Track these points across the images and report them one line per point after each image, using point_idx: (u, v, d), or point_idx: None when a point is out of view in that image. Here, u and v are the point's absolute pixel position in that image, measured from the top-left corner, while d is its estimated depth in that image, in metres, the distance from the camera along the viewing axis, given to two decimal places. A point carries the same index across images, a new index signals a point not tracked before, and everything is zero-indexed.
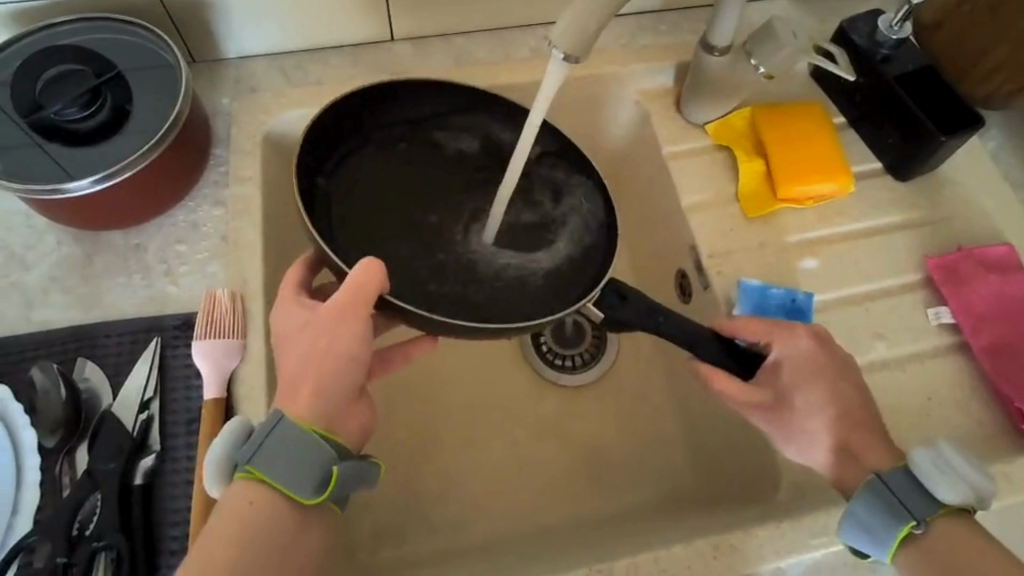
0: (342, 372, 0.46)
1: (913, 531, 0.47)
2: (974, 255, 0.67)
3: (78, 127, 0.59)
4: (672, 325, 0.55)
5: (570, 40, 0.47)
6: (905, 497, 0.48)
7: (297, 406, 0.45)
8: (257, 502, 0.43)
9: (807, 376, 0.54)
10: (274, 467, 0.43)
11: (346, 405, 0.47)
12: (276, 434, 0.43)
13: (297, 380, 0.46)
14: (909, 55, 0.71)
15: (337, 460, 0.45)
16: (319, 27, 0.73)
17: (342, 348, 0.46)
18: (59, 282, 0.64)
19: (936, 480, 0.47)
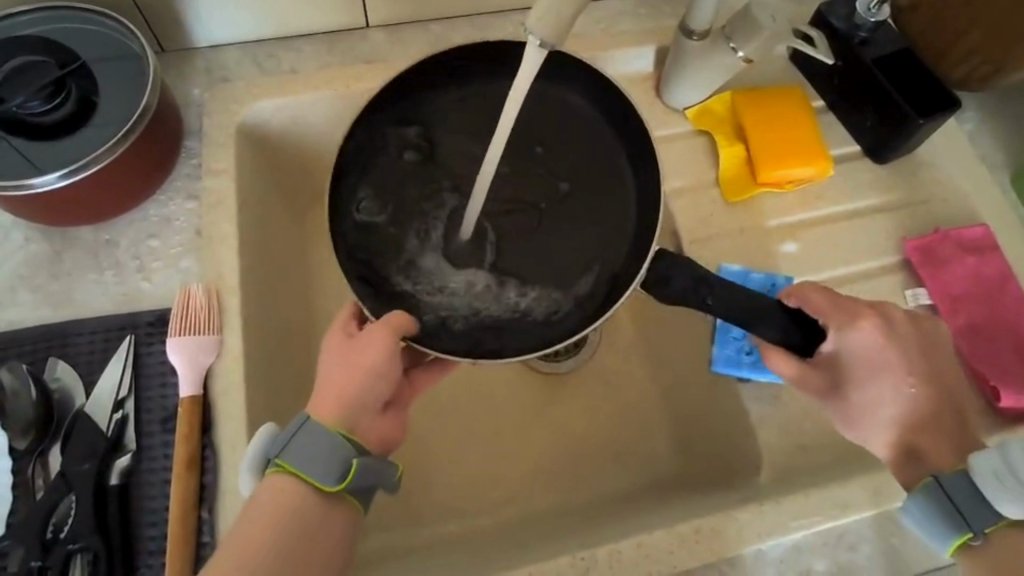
0: (367, 377, 0.48)
1: (970, 542, 0.44)
2: (951, 237, 0.67)
3: (41, 120, 0.57)
4: (722, 304, 0.49)
5: (545, 27, 0.46)
6: (962, 503, 0.44)
7: (324, 412, 0.47)
8: (286, 494, 0.44)
9: (878, 364, 0.51)
10: (303, 461, 0.44)
11: (365, 417, 0.48)
12: (304, 426, 0.45)
13: (326, 388, 0.48)
14: (886, 37, 0.71)
15: (357, 454, 0.45)
16: (291, 15, 0.71)
17: (368, 365, 0.48)
18: (27, 279, 0.62)
19: (1000, 492, 0.42)
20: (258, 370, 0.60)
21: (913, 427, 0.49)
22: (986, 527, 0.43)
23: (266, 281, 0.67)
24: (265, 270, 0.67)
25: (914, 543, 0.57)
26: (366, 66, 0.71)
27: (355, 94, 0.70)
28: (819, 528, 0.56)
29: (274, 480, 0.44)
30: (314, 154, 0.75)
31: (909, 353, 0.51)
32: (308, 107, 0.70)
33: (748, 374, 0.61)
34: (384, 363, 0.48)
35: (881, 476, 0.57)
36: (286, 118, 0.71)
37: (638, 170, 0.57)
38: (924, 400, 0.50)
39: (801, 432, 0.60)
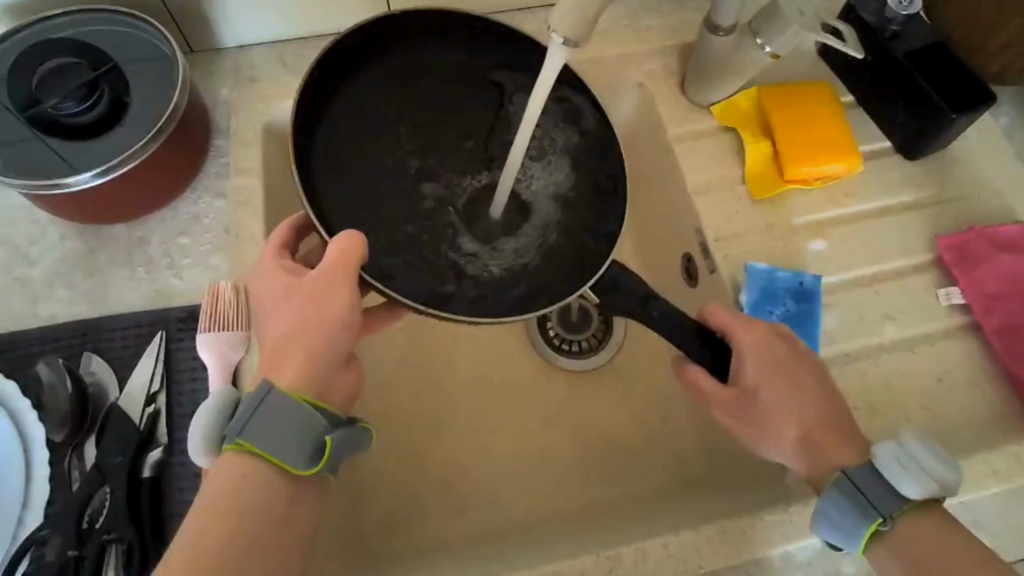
0: (328, 324, 0.48)
1: (880, 529, 0.47)
2: (986, 235, 0.66)
3: (76, 121, 0.58)
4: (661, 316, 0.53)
5: (569, 24, 0.46)
6: (870, 491, 0.47)
7: (286, 376, 0.46)
8: (249, 476, 0.43)
9: (770, 365, 0.52)
10: (265, 440, 0.43)
11: (334, 371, 0.48)
12: (267, 403, 0.44)
13: (286, 344, 0.47)
14: (918, 30, 0.70)
15: (331, 429, 0.45)
16: (317, 15, 0.72)
17: (330, 314, 0.48)
18: (63, 276, 0.64)
19: (898, 474, 0.46)
20: None
21: (822, 415, 0.51)
22: (892, 513, 0.46)
23: None
24: None
25: None
26: None
27: None
28: None
29: (240, 459, 0.44)
30: None
31: (795, 353, 0.53)
32: None
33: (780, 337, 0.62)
34: (348, 310, 0.48)
35: None
36: None
37: (590, 165, 0.62)
38: (817, 396, 0.52)
39: None
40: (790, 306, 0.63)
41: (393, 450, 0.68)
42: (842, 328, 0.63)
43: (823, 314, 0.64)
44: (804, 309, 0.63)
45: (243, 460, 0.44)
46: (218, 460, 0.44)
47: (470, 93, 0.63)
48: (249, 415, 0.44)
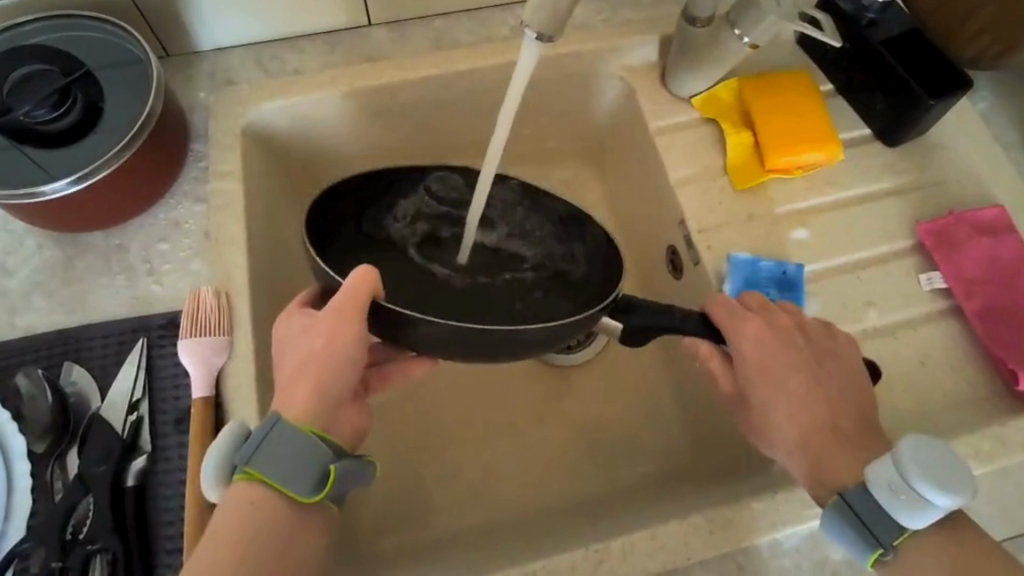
0: (337, 358, 0.47)
1: (883, 557, 0.46)
2: (965, 219, 0.66)
3: (49, 128, 0.57)
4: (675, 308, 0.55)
5: (541, 20, 0.46)
6: (869, 518, 0.46)
7: (293, 409, 0.46)
8: (257, 502, 0.43)
9: (768, 360, 0.52)
10: (272, 469, 0.43)
11: (339, 407, 0.48)
12: (276, 433, 0.44)
13: (295, 383, 0.47)
14: (895, 18, 0.70)
15: (336, 459, 0.45)
16: (293, 15, 0.71)
17: (339, 355, 0.47)
18: (41, 286, 0.63)
19: (896, 504, 0.44)
20: (269, 369, 0.61)
21: (827, 420, 0.50)
22: (894, 541, 0.45)
23: (273, 281, 0.67)
24: (273, 271, 0.68)
25: None
26: (369, 64, 0.71)
27: (358, 92, 0.70)
28: None
29: (247, 489, 0.44)
30: (318, 154, 0.75)
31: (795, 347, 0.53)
32: (312, 108, 0.70)
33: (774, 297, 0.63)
34: (355, 349, 0.48)
35: None
36: (291, 119, 0.71)
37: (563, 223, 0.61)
38: (815, 401, 0.51)
39: None
40: (774, 295, 0.63)
41: (382, 451, 0.68)
42: (826, 315, 0.63)
43: (807, 302, 0.64)
44: (787, 298, 0.63)
45: (254, 487, 0.44)
46: (228, 489, 0.44)
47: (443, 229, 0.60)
48: (256, 445, 0.44)
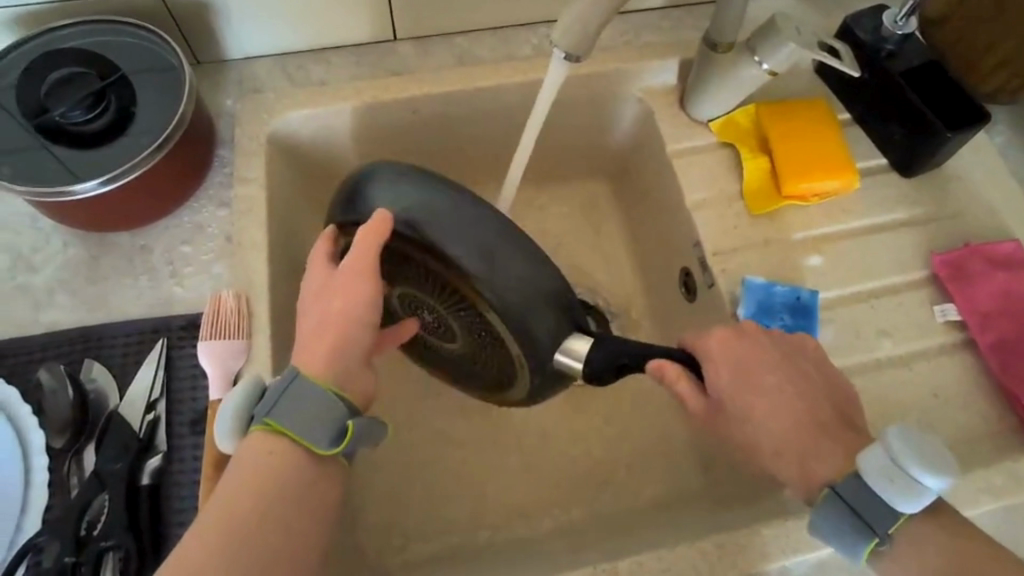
0: (354, 316, 0.49)
1: (879, 546, 0.47)
2: (981, 252, 0.66)
3: (83, 130, 0.59)
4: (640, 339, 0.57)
5: (569, 40, 0.49)
6: (863, 509, 0.47)
7: (312, 364, 0.47)
8: (274, 454, 0.44)
9: (740, 371, 0.54)
10: (292, 420, 0.45)
11: (355, 366, 0.49)
12: (295, 386, 0.45)
13: (312, 343, 0.48)
14: (913, 50, 0.71)
15: (352, 416, 0.47)
16: (322, 28, 0.73)
17: (356, 310, 0.49)
18: (66, 283, 0.64)
19: (890, 492, 0.46)
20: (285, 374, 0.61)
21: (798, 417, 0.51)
22: (889, 530, 0.47)
23: (291, 288, 0.68)
24: (291, 277, 0.69)
25: None
26: (394, 78, 0.72)
27: (383, 105, 0.72)
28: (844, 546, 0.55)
29: (264, 439, 0.45)
30: (340, 164, 0.77)
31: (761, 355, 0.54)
32: (337, 119, 0.72)
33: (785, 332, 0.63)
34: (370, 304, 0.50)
35: None
36: (315, 129, 0.72)
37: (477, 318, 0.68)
38: (788, 398, 0.52)
39: None
40: (787, 320, 0.63)
41: (391, 460, 0.69)
42: (839, 343, 0.64)
43: (820, 328, 0.64)
44: (801, 324, 0.64)
45: (270, 440, 0.45)
46: (244, 439, 0.45)
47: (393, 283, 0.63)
48: (275, 398, 0.45)
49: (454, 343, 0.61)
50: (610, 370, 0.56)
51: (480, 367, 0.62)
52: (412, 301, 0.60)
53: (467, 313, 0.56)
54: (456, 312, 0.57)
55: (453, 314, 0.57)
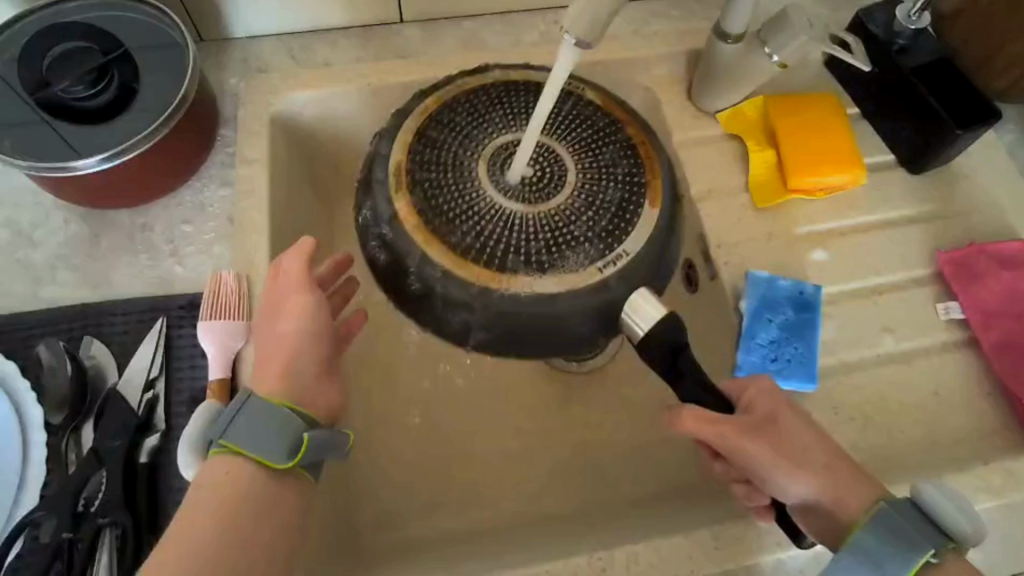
0: (302, 336, 0.51)
1: (930, 561, 0.45)
2: (986, 251, 0.66)
3: (85, 105, 0.58)
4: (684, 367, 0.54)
5: (581, 25, 0.49)
6: (914, 524, 0.46)
7: (266, 386, 0.50)
8: (231, 473, 0.45)
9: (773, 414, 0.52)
10: (245, 438, 0.45)
11: (309, 381, 0.51)
12: (248, 406, 0.46)
13: (263, 368, 0.51)
14: (925, 46, 0.71)
15: (308, 429, 0.47)
16: (327, 8, 0.72)
17: (294, 327, 0.52)
18: (65, 260, 0.64)
19: (946, 507, 0.47)
20: None
21: (829, 455, 0.51)
22: (943, 545, 0.45)
23: None
24: None
25: None
26: (399, 61, 0.72)
27: (388, 88, 0.71)
28: None
29: (221, 460, 0.46)
30: (345, 146, 0.76)
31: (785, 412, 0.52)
32: (341, 100, 0.71)
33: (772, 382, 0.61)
34: (309, 318, 0.52)
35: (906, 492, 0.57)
36: (319, 110, 0.72)
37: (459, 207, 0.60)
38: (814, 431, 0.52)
39: None
40: (789, 315, 0.63)
41: (389, 444, 0.69)
42: (840, 339, 0.63)
43: (822, 324, 0.64)
44: (804, 318, 0.63)
45: (227, 461, 0.46)
46: (205, 462, 0.46)
47: (488, 129, 0.62)
48: (228, 419, 0.46)
49: (529, 200, 0.59)
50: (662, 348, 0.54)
51: (537, 235, 0.58)
52: (519, 151, 0.61)
53: (605, 189, 0.61)
54: (588, 189, 0.60)
55: (577, 183, 0.60)
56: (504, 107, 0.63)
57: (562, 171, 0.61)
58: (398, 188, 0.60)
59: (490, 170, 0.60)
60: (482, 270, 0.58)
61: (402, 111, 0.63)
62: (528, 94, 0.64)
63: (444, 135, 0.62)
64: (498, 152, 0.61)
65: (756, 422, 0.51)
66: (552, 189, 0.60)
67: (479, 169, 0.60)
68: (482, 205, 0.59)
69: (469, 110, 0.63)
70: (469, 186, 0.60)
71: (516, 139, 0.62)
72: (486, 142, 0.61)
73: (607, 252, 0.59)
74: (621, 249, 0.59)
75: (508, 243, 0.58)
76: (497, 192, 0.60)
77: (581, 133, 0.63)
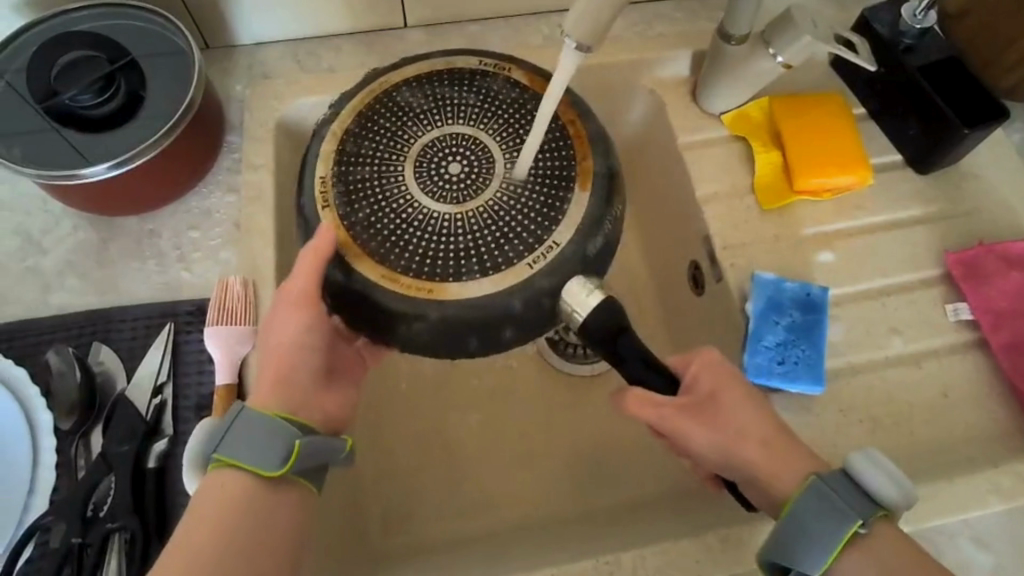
0: (299, 352, 0.51)
1: (861, 532, 0.45)
2: (996, 251, 0.65)
3: (92, 113, 0.59)
4: (623, 348, 0.53)
5: (580, 29, 0.49)
6: (845, 495, 0.46)
7: (262, 398, 0.49)
8: (228, 484, 0.45)
9: (712, 390, 0.52)
10: (240, 449, 0.45)
11: (307, 394, 0.51)
12: (239, 418, 0.46)
13: (261, 380, 0.50)
14: (932, 45, 0.69)
15: (302, 435, 0.47)
16: (332, 14, 0.73)
17: (291, 339, 0.51)
18: (74, 266, 0.64)
19: (878, 478, 0.46)
20: None
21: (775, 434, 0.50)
22: (873, 515, 0.45)
23: None
24: None
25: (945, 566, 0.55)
26: None
27: None
28: None
29: (219, 473, 0.45)
30: None
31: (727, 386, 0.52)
32: None
33: (780, 384, 0.60)
34: (306, 333, 0.52)
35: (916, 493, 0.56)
36: (324, 115, 0.72)
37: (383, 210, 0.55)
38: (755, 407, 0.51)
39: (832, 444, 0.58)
40: (796, 317, 0.62)
41: (395, 447, 0.69)
42: (847, 341, 0.63)
43: (829, 326, 0.63)
44: (811, 320, 0.63)
45: (224, 474, 0.46)
46: (203, 478, 0.46)
47: (413, 126, 0.58)
48: (222, 432, 0.46)
49: (456, 199, 0.55)
50: (600, 338, 0.53)
51: (465, 239, 0.54)
52: (448, 148, 0.57)
53: (537, 176, 0.57)
54: (516, 181, 0.56)
55: (506, 176, 0.56)
56: (428, 101, 0.59)
57: (490, 163, 0.56)
58: (325, 207, 0.56)
59: (419, 168, 0.56)
60: (411, 283, 0.54)
61: (326, 120, 0.60)
62: (456, 83, 0.60)
63: (364, 135, 0.58)
64: (426, 150, 0.57)
65: (693, 402, 0.52)
66: (479, 183, 0.56)
67: (405, 174, 0.56)
68: (406, 209, 0.55)
69: (394, 108, 0.59)
70: (391, 196, 0.55)
71: (444, 133, 0.57)
72: (412, 141, 0.57)
73: (537, 245, 0.55)
74: (553, 241, 0.55)
75: (437, 247, 0.54)
76: (422, 193, 0.55)
77: (507, 118, 0.59)
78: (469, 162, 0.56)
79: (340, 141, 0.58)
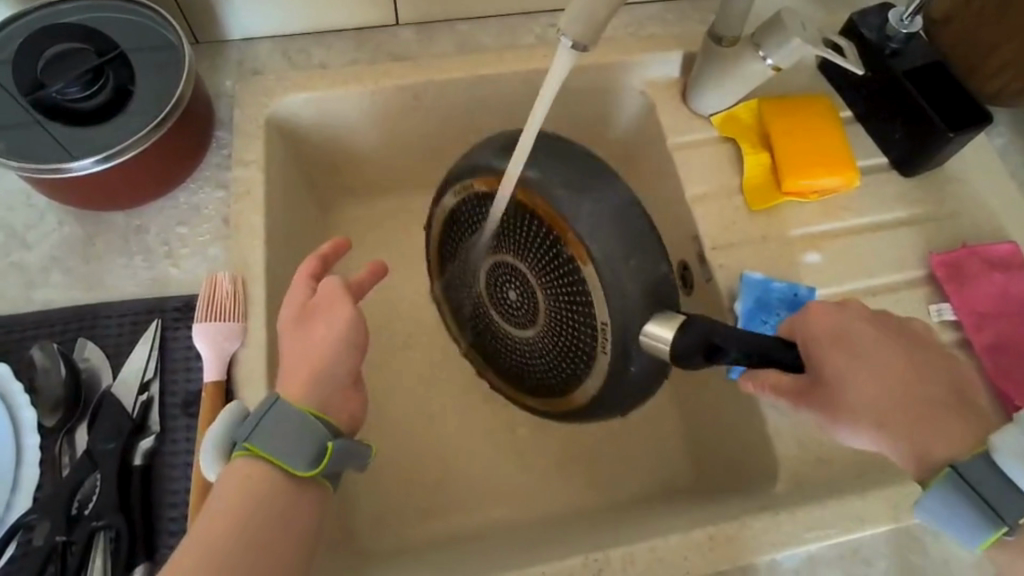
0: (337, 350, 0.49)
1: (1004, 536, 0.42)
2: (977, 253, 0.67)
3: (79, 106, 0.58)
4: (732, 342, 0.50)
5: (575, 27, 0.49)
6: (987, 492, 0.41)
7: (295, 392, 0.47)
8: (253, 478, 0.44)
9: (834, 343, 0.54)
10: (272, 442, 0.44)
11: (339, 392, 0.49)
12: (273, 411, 0.45)
13: (290, 372, 0.48)
14: (916, 49, 0.71)
15: (333, 437, 0.46)
16: (323, 11, 0.72)
17: (334, 335, 0.49)
18: (60, 261, 0.64)
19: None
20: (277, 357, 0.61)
21: (905, 365, 0.53)
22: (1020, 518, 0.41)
23: (288, 271, 0.68)
24: (289, 261, 0.69)
25: (928, 561, 0.56)
26: (395, 63, 0.72)
27: (384, 90, 0.71)
28: (835, 540, 0.55)
29: (242, 464, 0.44)
30: (341, 149, 0.77)
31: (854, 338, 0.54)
32: (337, 103, 0.71)
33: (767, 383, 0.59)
34: (349, 330, 0.50)
35: (901, 489, 0.57)
36: (314, 112, 0.72)
37: (496, 348, 0.66)
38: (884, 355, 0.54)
39: (818, 442, 0.59)
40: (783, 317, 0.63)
41: (384, 445, 0.69)
42: None
43: None
44: None
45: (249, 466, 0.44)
46: (225, 465, 0.45)
47: (469, 275, 0.65)
48: (254, 422, 0.45)
49: (530, 325, 0.62)
50: (698, 355, 0.51)
51: (557, 354, 0.61)
52: (496, 286, 0.63)
53: (553, 274, 0.58)
54: (549, 287, 0.59)
55: (541, 287, 0.59)
56: (464, 246, 0.65)
57: (527, 283, 0.60)
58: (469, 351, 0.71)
59: (494, 308, 0.64)
60: (550, 401, 0.64)
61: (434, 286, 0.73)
62: (462, 218, 0.64)
63: (451, 292, 0.69)
64: (489, 294, 0.64)
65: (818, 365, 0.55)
66: (529, 306, 0.61)
67: (490, 317, 0.65)
68: (510, 347, 0.65)
69: (453, 263, 0.67)
70: (495, 338, 0.66)
71: (485, 273, 0.63)
72: (475, 286, 0.65)
73: (596, 338, 0.57)
74: (603, 324, 0.57)
75: (545, 368, 0.63)
76: (512, 329, 0.64)
77: (504, 231, 0.60)
78: (520, 288, 0.61)
79: (445, 304, 0.71)
